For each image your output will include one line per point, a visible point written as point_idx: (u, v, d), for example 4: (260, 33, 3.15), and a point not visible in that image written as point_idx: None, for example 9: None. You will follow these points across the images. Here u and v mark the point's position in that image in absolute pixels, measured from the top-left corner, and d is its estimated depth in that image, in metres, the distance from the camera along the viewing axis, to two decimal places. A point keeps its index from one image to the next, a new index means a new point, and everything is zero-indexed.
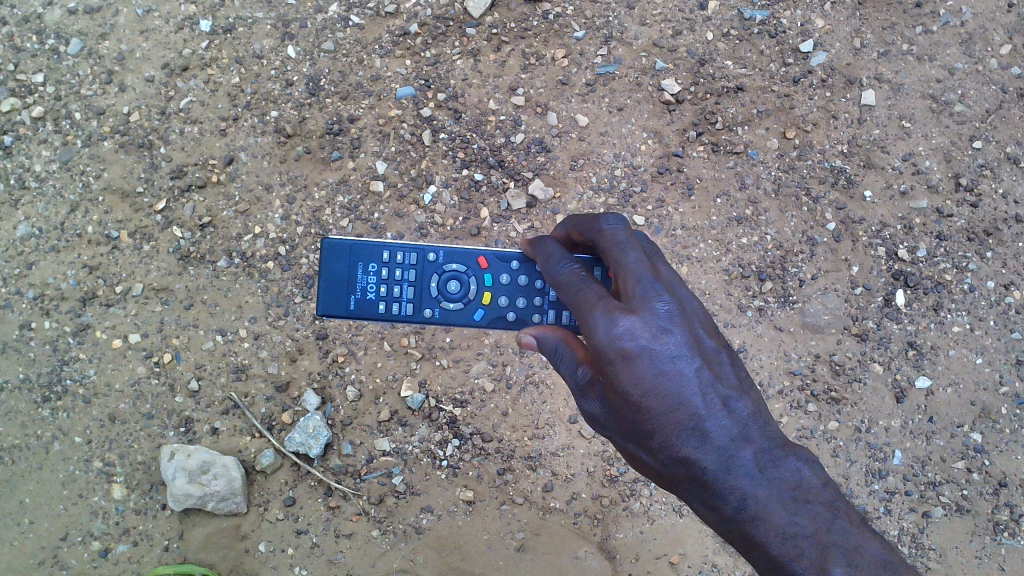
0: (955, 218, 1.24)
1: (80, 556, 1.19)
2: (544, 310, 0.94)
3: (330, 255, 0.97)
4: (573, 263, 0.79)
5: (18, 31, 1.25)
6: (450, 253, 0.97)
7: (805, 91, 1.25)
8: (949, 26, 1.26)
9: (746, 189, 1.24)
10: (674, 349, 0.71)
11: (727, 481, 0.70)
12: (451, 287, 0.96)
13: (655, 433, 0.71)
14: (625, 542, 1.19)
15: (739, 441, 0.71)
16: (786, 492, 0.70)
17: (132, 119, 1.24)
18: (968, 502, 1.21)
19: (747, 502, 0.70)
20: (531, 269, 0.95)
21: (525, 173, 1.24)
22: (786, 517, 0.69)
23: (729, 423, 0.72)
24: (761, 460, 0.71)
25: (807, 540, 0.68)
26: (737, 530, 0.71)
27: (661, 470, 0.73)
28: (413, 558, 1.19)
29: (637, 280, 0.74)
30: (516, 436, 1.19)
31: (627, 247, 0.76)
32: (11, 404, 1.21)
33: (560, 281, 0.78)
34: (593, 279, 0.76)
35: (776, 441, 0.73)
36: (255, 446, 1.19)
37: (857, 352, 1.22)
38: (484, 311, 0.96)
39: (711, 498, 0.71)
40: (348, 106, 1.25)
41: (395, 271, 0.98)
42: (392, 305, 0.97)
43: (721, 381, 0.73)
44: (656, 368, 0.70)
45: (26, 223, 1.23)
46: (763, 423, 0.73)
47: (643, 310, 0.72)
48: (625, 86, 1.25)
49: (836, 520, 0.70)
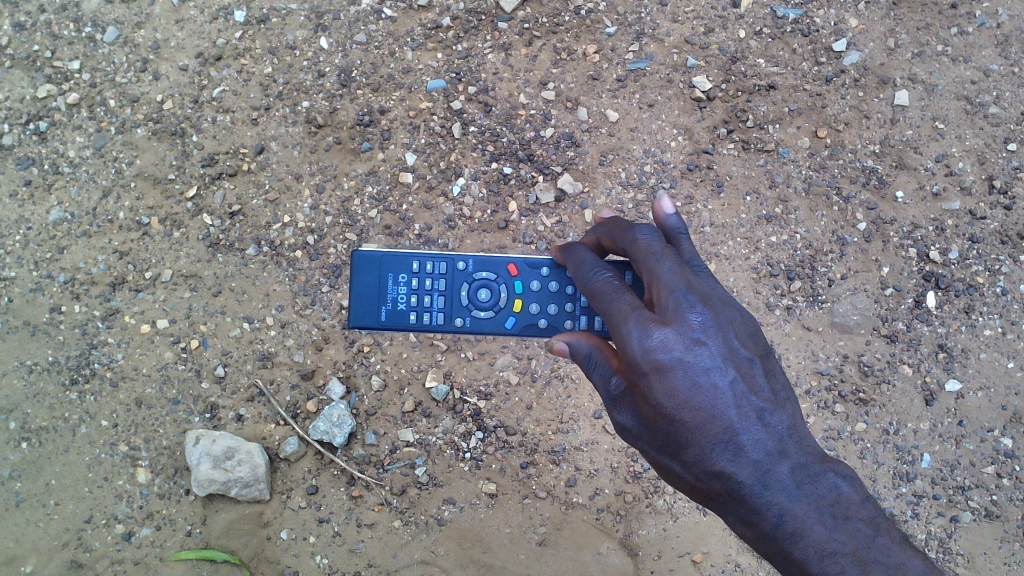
0: (988, 221, 1.23)
1: (103, 539, 1.19)
2: (575, 316, 0.94)
3: (360, 269, 0.98)
4: (605, 272, 0.78)
5: (56, 19, 1.26)
6: (480, 262, 0.97)
7: (838, 91, 1.25)
8: (984, 27, 1.25)
9: (777, 187, 1.23)
10: (707, 362, 0.71)
11: (763, 496, 0.70)
12: (481, 296, 0.97)
13: (689, 446, 0.71)
14: (648, 539, 1.18)
15: (775, 456, 0.70)
16: (825, 508, 0.70)
17: (166, 107, 1.25)
18: (998, 508, 1.19)
19: (785, 518, 0.69)
20: (562, 275, 0.95)
21: (555, 167, 1.24)
22: (825, 534, 0.69)
23: (765, 438, 0.70)
24: (798, 477, 0.70)
25: (847, 558, 0.68)
26: (775, 546, 0.70)
27: (694, 484, 0.72)
28: (435, 549, 1.19)
29: (670, 291, 0.73)
30: (540, 430, 1.19)
31: (661, 257, 0.75)
32: (39, 386, 1.21)
33: (592, 290, 0.78)
34: (625, 288, 0.76)
35: (813, 456, 0.72)
36: (280, 433, 1.19)
37: (887, 353, 1.21)
38: (515, 319, 0.96)
39: (748, 514, 0.71)
40: (379, 97, 1.25)
41: (426, 281, 0.98)
42: (423, 315, 0.97)
43: (756, 394, 0.72)
44: (689, 381, 0.70)
45: (59, 208, 1.24)
46: (799, 437, 0.72)
47: (676, 322, 0.71)
48: (657, 82, 1.25)
49: (877, 537, 0.69)
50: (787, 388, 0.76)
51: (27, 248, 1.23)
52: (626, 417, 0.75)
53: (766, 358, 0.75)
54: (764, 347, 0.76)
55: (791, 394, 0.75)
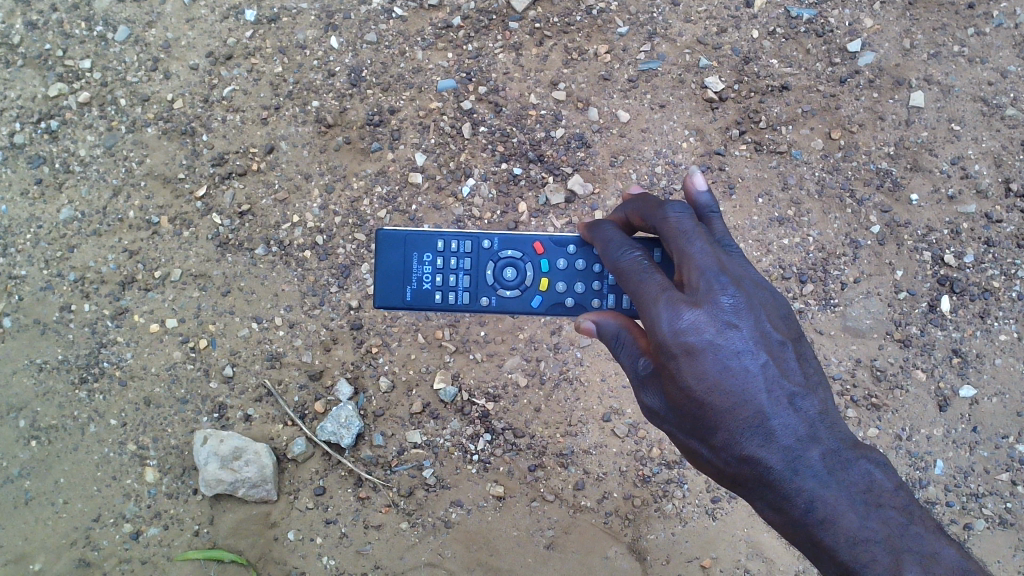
0: (1004, 224, 1.21)
1: (111, 538, 1.20)
2: (603, 294, 0.93)
3: (385, 247, 0.98)
4: (635, 251, 0.78)
5: (67, 18, 1.26)
6: (506, 240, 0.97)
7: (852, 91, 1.24)
8: (1002, 28, 1.24)
9: (789, 189, 1.22)
10: (738, 345, 0.70)
11: (793, 482, 0.68)
12: (507, 274, 0.96)
13: (718, 429, 0.70)
14: (657, 544, 1.17)
15: (805, 441, 0.69)
16: (857, 494, 0.68)
17: (176, 106, 1.25)
18: (1012, 516, 1.18)
19: (814, 504, 0.68)
20: (589, 253, 0.94)
21: (565, 168, 1.23)
22: (857, 520, 0.67)
23: (796, 422, 0.70)
24: (829, 462, 0.69)
25: (880, 545, 0.65)
26: (804, 532, 0.68)
27: (722, 468, 0.72)
28: (442, 551, 1.18)
29: (702, 271, 0.73)
30: (549, 432, 1.18)
31: (692, 235, 0.75)
32: (49, 384, 1.22)
33: (621, 269, 0.77)
34: (655, 268, 0.75)
35: (845, 442, 0.70)
36: (288, 434, 1.19)
37: (900, 357, 1.19)
38: (541, 298, 0.95)
39: (776, 499, 0.69)
40: (389, 97, 1.25)
41: (451, 260, 0.97)
42: (448, 295, 0.97)
43: (788, 378, 0.71)
44: (719, 363, 0.70)
45: (69, 206, 1.24)
46: (830, 422, 0.71)
47: (707, 303, 0.71)
48: (668, 83, 1.24)
49: (911, 525, 0.67)
50: (819, 373, 0.75)
51: (38, 247, 1.24)
52: (654, 399, 0.74)
53: (798, 343, 0.75)
54: (796, 331, 0.75)
55: (822, 378, 0.75)
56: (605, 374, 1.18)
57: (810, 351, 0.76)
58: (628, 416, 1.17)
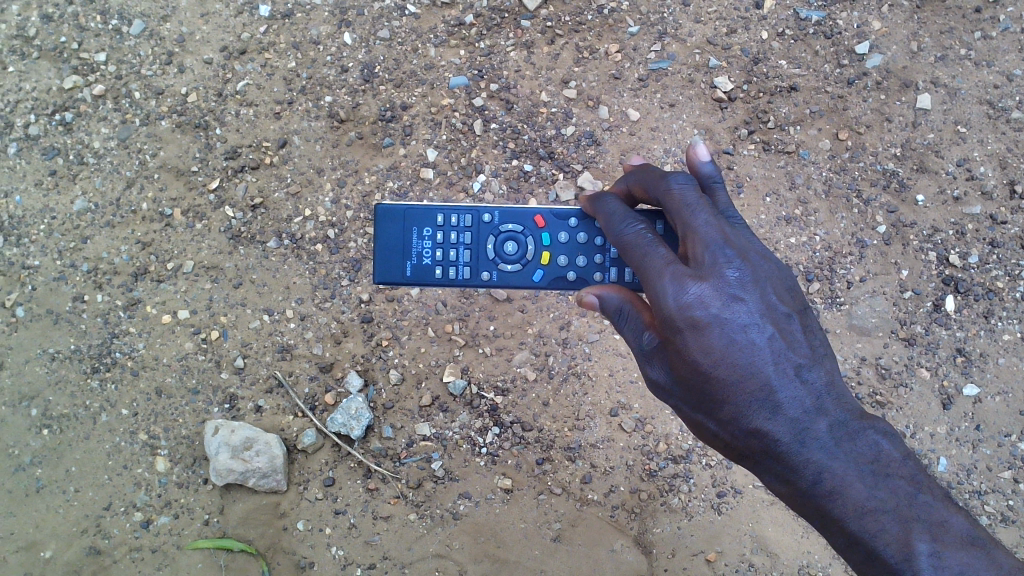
0: (1009, 226, 1.22)
1: (122, 527, 1.20)
2: (605, 268, 0.94)
3: (384, 223, 0.98)
4: (638, 224, 0.78)
5: (82, 11, 1.28)
6: (506, 214, 0.98)
7: (860, 93, 1.25)
8: (1008, 32, 1.25)
9: (797, 189, 1.23)
10: (744, 318, 0.71)
11: (801, 454, 0.70)
12: (508, 249, 0.97)
13: (725, 404, 0.71)
14: (663, 537, 1.17)
15: (812, 413, 0.71)
16: (864, 465, 0.69)
17: (190, 100, 1.27)
18: (1015, 514, 1.19)
19: (822, 476, 0.69)
20: (590, 227, 0.95)
21: (575, 165, 1.24)
22: (865, 491, 0.68)
23: (803, 395, 0.71)
24: (836, 434, 0.70)
25: (888, 515, 0.67)
26: (812, 503, 0.70)
27: (729, 441, 0.73)
28: (450, 543, 1.19)
29: (706, 245, 0.73)
30: (557, 426, 1.19)
31: (696, 208, 0.75)
32: (61, 374, 1.22)
33: (625, 242, 0.77)
34: (658, 240, 0.75)
35: (852, 413, 0.72)
36: (298, 425, 1.20)
37: (905, 356, 1.20)
38: (543, 272, 0.97)
39: (784, 472, 0.71)
40: (402, 93, 1.26)
41: (451, 235, 0.98)
42: (448, 269, 0.98)
43: (794, 350, 0.72)
44: (726, 337, 0.70)
45: (83, 198, 1.25)
46: (836, 394, 0.72)
47: (713, 277, 0.72)
48: (678, 82, 1.26)
49: (919, 495, 0.69)
50: (824, 344, 0.76)
51: (51, 237, 1.25)
52: (659, 374, 0.75)
53: (804, 314, 0.76)
54: (801, 302, 0.76)
55: (828, 349, 0.76)
56: (613, 369, 1.19)
57: (815, 323, 0.77)
58: (635, 411, 1.18)
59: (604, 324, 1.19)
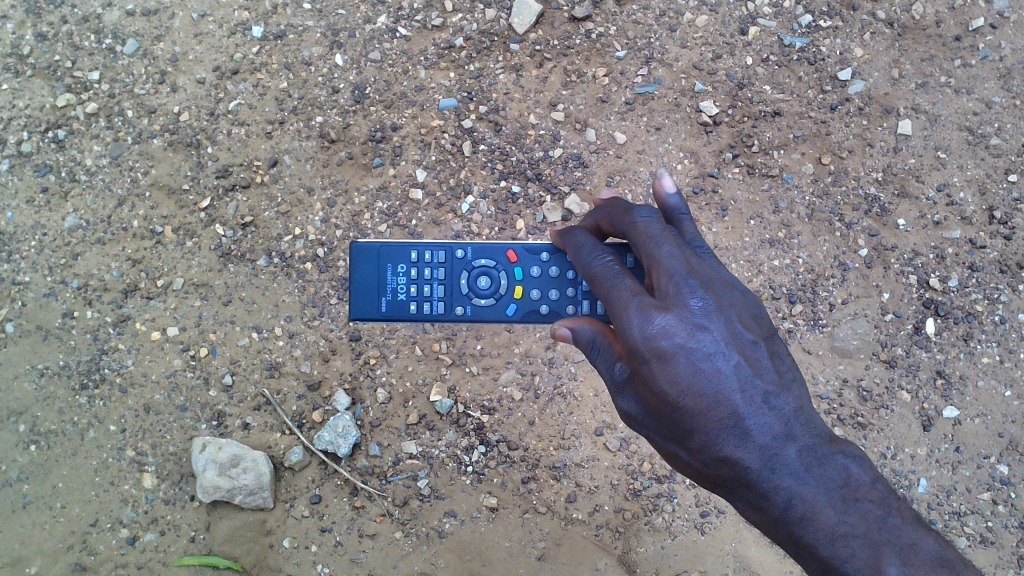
0: (988, 250, 1.24)
1: (108, 543, 1.21)
2: (577, 301, 0.96)
3: (359, 260, 1.00)
4: (605, 256, 0.80)
5: (77, 30, 1.29)
6: (479, 249, 0.99)
7: (842, 118, 1.27)
8: (987, 60, 1.28)
9: (780, 213, 1.25)
10: (710, 347, 0.73)
11: (771, 481, 0.71)
12: (481, 283, 0.98)
13: (695, 432, 0.72)
14: (646, 556, 1.18)
15: (781, 439, 0.72)
16: (834, 491, 0.71)
17: (182, 118, 1.28)
18: (993, 535, 1.20)
19: (793, 503, 0.70)
20: (562, 260, 0.97)
21: (562, 187, 1.26)
22: (836, 517, 0.70)
23: (771, 421, 0.72)
24: (805, 459, 0.72)
25: (858, 540, 0.69)
26: (785, 530, 0.71)
27: (701, 470, 0.74)
28: (435, 561, 1.20)
29: (671, 275, 0.75)
30: (542, 445, 1.20)
31: (660, 240, 0.77)
32: (50, 390, 1.23)
33: (593, 274, 0.80)
34: (625, 273, 0.78)
35: (821, 438, 0.73)
36: (285, 442, 1.21)
37: (886, 378, 1.22)
38: (516, 306, 0.98)
39: (756, 499, 0.72)
40: (392, 114, 1.28)
41: (424, 270, 1.00)
42: (423, 305, 0.99)
43: (760, 377, 0.74)
44: (691, 367, 0.72)
45: (75, 215, 1.26)
46: (804, 419, 0.74)
47: (677, 307, 0.73)
48: (664, 106, 1.28)
49: (889, 518, 0.70)
50: (793, 369, 0.77)
51: (42, 254, 1.25)
52: (631, 405, 0.77)
53: (771, 341, 0.77)
54: (768, 329, 0.78)
55: (796, 374, 0.77)
56: (599, 388, 1.20)
57: (782, 348, 0.78)
58: (620, 430, 1.20)
59: None
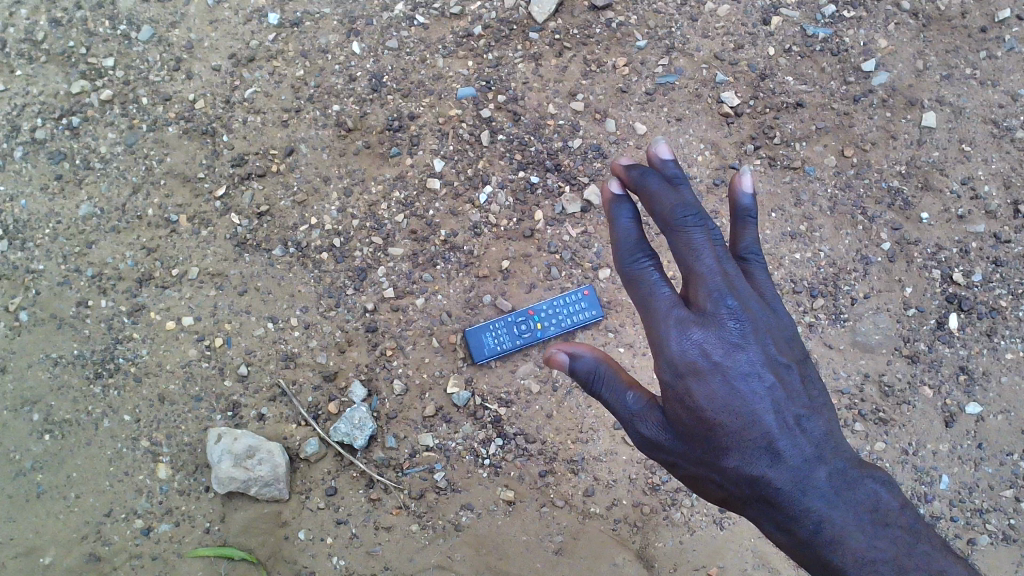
0: (1012, 245, 1.23)
1: (123, 534, 1.17)
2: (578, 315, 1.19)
3: None
4: (647, 258, 0.75)
5: (91, 16, 1.29)
6: None
7: (865, 110, 1.27)
8: (1013, 52, 1.27)
9: (802, 205, 1.24)
10: (745, 368, 0.72)
11: (801, 503, 0.70)
12: None
13: (728, 451, 0.72)
14: (665, 551, 1.16)
15: (812, 462, 0.71)
16: (864, 514, 0.69)
17: (198, 106, 1.27)
18: (1016, 532, 1.16)
19: (823, 525, 0.69)
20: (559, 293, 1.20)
21: (582, 178, 1.25)
22: (866, 541, 0.68)
23: (803, 444, 0.71)
24: (835, 483, 0.70)
25: (887, 565, 0.67)
26: (814, 553, 0.70)
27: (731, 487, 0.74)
28: (452, 554, 1.17)
29: (709, 293, 0.73)
30: (560, 438, 1.19)
31: (703, 253, 0.73)
32: (64, 378, 1.21)
33: (634, 271, 0.76)
34: (665, 279, 0.75)
35: (851, 462, 0.72)
36: (301, 434, 1.19)
37: (908, 373, 1.20)
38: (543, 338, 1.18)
39: (784, 521, 0.71)
40: (409, 103, 1.27)
41: None
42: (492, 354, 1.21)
43: (793, 399, 0.73)
44: (726, 387, 0.72)
45: (89, 202, 1.25)
46: (835, 443, 0.73)
47: (714, 327, 0.72)
48: (685, 97, 1.27)
49: (916, 545, 0.68)
50: (823, 393, 0.76)
51: (56, 242, 1.24)
52: (651, 427, 0.76)
53: (802, 363, 0.77)
54: (800, 352, 0.77)
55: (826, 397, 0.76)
56: None
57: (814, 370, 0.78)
58: None
59: (607, 337, 1.21)
